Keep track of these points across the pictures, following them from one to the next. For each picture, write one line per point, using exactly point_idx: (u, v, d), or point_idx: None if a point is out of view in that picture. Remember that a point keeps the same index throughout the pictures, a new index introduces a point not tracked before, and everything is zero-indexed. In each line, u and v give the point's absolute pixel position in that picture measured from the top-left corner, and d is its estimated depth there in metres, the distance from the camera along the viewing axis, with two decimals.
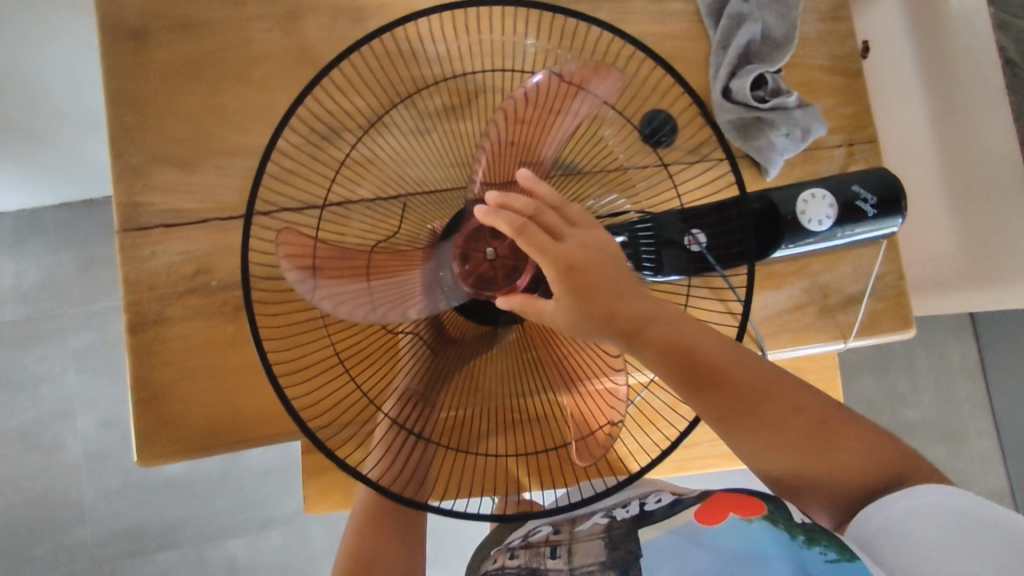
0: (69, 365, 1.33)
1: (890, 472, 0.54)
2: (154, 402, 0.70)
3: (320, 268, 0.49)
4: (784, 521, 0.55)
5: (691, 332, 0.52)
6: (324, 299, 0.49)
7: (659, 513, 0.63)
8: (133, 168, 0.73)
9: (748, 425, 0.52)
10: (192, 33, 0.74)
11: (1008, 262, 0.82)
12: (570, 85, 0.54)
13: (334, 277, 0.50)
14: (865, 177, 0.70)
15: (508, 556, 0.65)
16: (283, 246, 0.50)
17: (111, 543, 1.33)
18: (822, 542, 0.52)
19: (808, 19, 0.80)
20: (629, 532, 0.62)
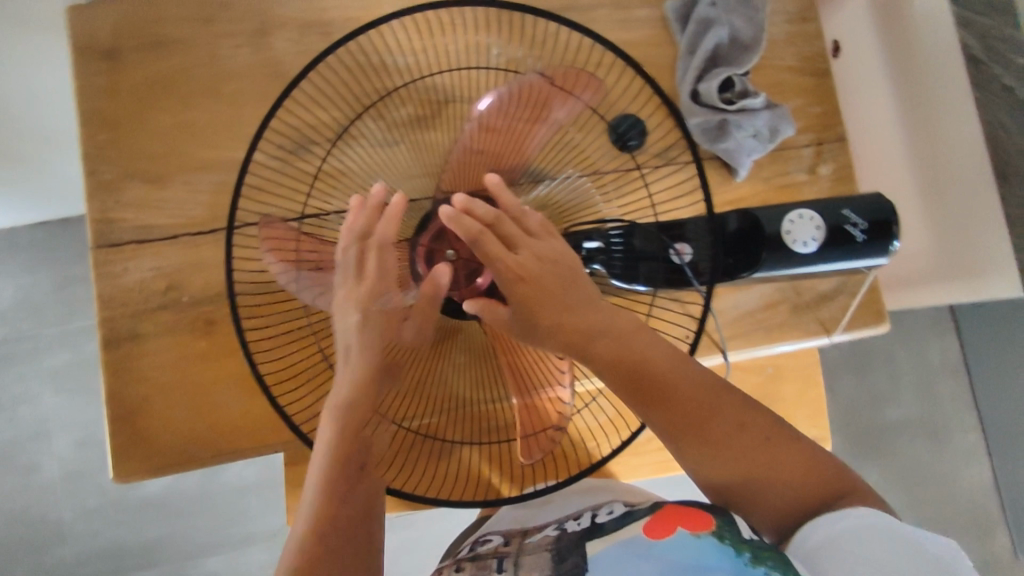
0: (51, 385, 1.33)
1: (826, 490, 0.55)
2: (129, 418, 0.70)
3: (299, 258, 0.56)
4: (731, 537, 0.51)
5: (639, 347, 0.55)
6: (302, 284, 0.57)
7: (609, 525, 0.60)
8: (104, 185, 0.73)
9: (693, 441, 0.55)
10: (161, 50, 0.75)
11: (977, 258, 0.82)
12: (545, 94, 0.55)
13: (311, 267, 0.57)
14: (858, 200, 0.64)
15: (454, 568, 0.63)
16: (268, 234, 0.56)
17: (96, 563, 1.31)
18: (769, 561, 0.48)
19: (775, 21, 0.81)
20: (576, 546, 0.59)
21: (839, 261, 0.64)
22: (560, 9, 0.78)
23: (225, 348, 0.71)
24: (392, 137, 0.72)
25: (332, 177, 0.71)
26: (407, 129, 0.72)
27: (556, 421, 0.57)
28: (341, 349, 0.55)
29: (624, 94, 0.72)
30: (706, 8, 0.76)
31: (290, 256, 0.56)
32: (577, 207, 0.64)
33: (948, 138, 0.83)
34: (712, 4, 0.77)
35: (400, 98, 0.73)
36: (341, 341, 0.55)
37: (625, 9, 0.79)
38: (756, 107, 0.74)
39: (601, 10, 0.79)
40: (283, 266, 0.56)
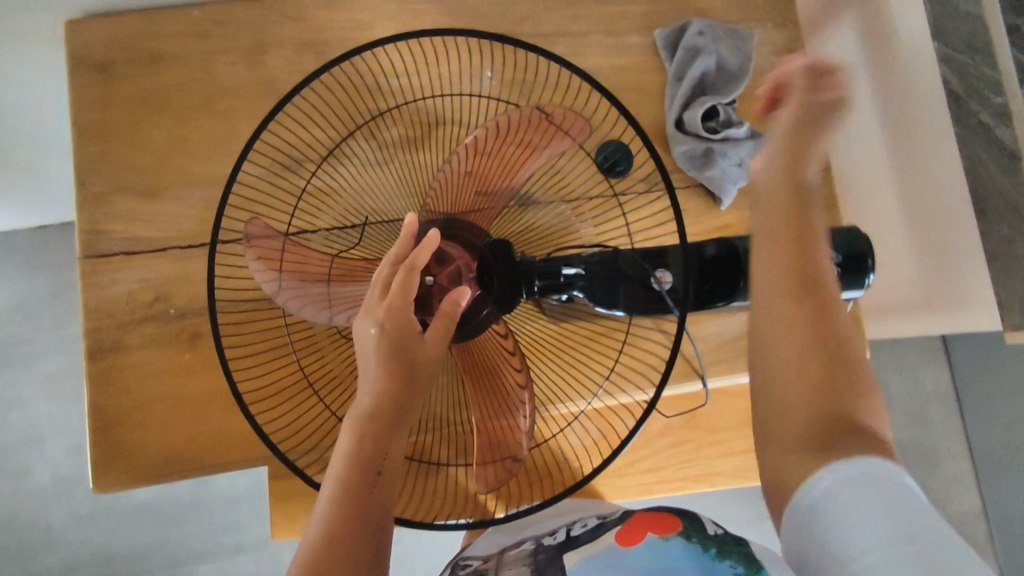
0: (41, 389, 1.33)
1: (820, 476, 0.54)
2: (111, 429, 0.70)
3: (285, 268, 0.57)
4: (698, 535, 0.57)
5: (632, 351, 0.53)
6: (288, 294, 0.57)
7: (584, 537, 0.63)
8: (95, 196, 0.74)
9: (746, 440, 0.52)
10: (157, 65, 0.76)
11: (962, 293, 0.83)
12: (544, 123, 0.56)
13: (295, 275, 0.57)
14: (833, 234, 0.66)
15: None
16: (256, 244, 0.57)
17: (79, 570, 1.31)
18: (732, 556, 0.53)
19: (763, 52, 0.82)
20: (554, 560, 0.61)
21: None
22: (551, 35, 0.80)
23: (210, 361, 0.72)
24: (382, 156, 0.73)
25: (321, 194, 0.72)
26: (396, 150, 0.74)
27: (512, 451, 0.56)
28: (361, 360, 0.53)
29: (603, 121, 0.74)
30: (694, 38, 0.78)
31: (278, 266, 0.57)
32: (561, 231, 0.66)
33: (931, 171, 0.84)
34: (699, 33, 0.78)
35: (393, 119, 0.75)
36: (361, 351, 0.53)
37: (616, 36, 0.80)
38: (741, 137, 0.76)
39: (592, 37, 0.80)
40: (268, 275, 0.57)
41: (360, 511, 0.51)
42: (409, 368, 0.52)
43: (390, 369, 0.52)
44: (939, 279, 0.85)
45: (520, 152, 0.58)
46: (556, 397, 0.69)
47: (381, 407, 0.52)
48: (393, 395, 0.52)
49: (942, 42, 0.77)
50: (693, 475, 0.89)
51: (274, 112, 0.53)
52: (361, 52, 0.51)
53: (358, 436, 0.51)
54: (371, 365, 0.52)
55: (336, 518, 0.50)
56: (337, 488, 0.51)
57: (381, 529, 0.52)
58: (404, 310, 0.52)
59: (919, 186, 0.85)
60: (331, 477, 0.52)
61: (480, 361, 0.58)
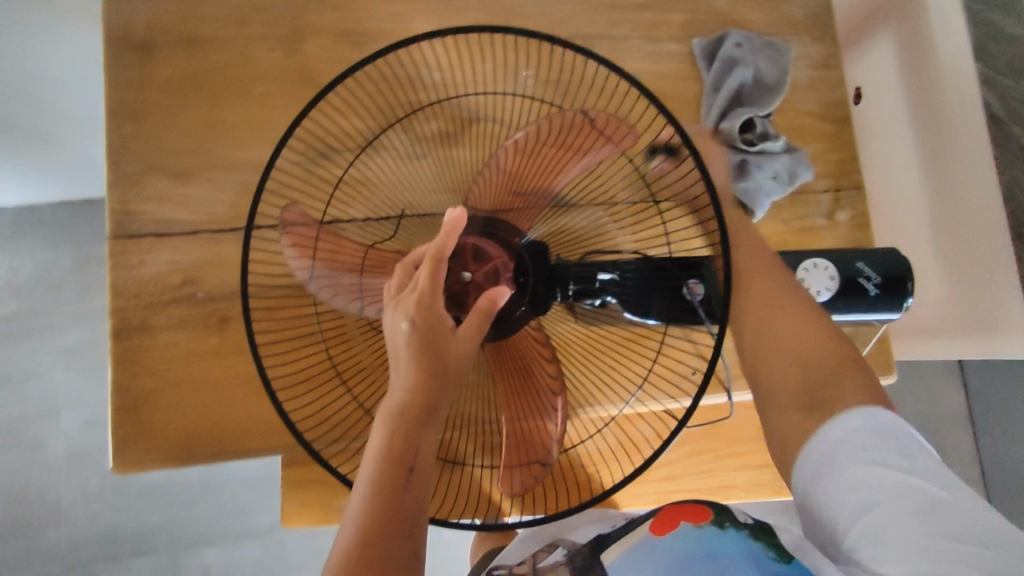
0: (57, 364, 1.34)
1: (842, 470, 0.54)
2: (134, 409, 0.71)
3: (318, 255, 0.58)
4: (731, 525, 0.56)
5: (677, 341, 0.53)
6: (319, 281, 0.58)
7: (616, 534, 0.62)
8: (128, 176, 0.74)
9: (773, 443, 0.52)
10: (196, 48, 0.76)
11: (995, 322, 0.81)
12: (587, 126, 0.56)
13: (329, 264, 0.58)
14: (872, 253, 0.64)
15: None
16: (290, 231, 0.58)
17: (86, 545, 1.32)
18: (765, 541, 0.54)
19: (798, 66, 0.80)
20: (590, 565, 0.59)
21: (854, 312, 0.64)
22: (589, 38, 0.79)
23: (235, 347, 0.72)
24: (417, 149, 0.74)
25: (356, 184, 0.72)
26: (434, 144, 0.75)
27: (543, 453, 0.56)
28: (391, 356, 0.52)
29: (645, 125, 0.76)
30: (731, 48, 0.77)
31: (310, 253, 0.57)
32: (593, 236, 0.64)
33: (966, 194, 0.82)
34: (738, 43, 0.78)
35: (431, 113, 0.76)
36: (390, 345, 0.52)
37: (655, 42, 0.80)
38: (777, 150, 0.75)
39: (630, 41, 0.79)
40: (302, 264, 0.58)
41: (392, 507, 0.51)
42: (442, 363, 0.51)
43: (422, 365, 0.51)
44: (971, 308, 0.83)
45: (565, 152, 0.57)
46: (585, 399, 0.71)
47: (410, 404, 0.50)
48: (424, 392, 0.50)
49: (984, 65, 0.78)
50: (710, 485, 0.88)
51: (318, 99, 0.49)
52: (407, 45, 0.49)
53: (389, 433, 0.51)
54: (401, 361, 0.51)
55: (367, 514, 0.50)
56: (370, 484, 0.51)
57: (410, 526, 0.51)
58: (430, 306, 0.51)
59: (955, 208, 0.84)
60: (362, 474, 0.51)
61: (513, 361, 0.59)
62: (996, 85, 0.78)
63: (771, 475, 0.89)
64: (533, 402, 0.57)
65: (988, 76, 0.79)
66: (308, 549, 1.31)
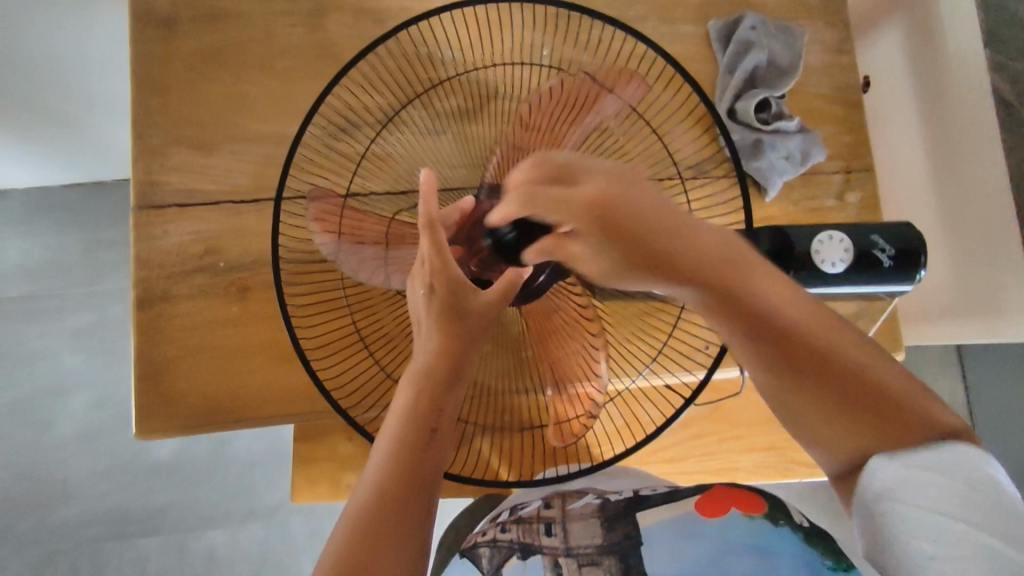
0: (66, 344, 1.34)
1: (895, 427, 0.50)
2: (157, 376, 0.73)
3: (343, 234, 0.60)
4: (785, 520, 0.71)
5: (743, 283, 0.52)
6: (345, 257, 0.61)
7: (656, 498, 0.76)
8: (152, 148, 0.75)
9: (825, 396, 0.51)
10: (220, 23, 0.77)
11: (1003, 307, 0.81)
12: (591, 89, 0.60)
13: (352, 241, 0.61)
14: (886, 227, 0.65)
15: (499, 530, 0.75)
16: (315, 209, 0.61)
17: (93, 524, 1.33)
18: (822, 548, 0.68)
19: (813, 50, 0.82)
20: (626, 515, 0.74)
21: (863, 284, 0.66)
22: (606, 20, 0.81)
23: (256, 316, 0.74)
24: (437, 126, 0.75)
25: (377, 158, 0.73)
26: (452, 120, 0.75)
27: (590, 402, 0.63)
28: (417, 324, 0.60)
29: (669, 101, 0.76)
30: (747, 32, 0.78)
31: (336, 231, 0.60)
32: None
33: (975, 186, 0.83)
34: (753, 27, 0.79)
35: (448, 90, 0.75)
36: (415, 312, 0.60)
37: (671, 24, 0.81)
38: (791, 130, 0.76)
39: (647, 23, 0.81)
40: (327, 241, 0.61)
41: (415, 465, 0.53)
42: (464, 329, 0.57)
43: (442, 328, 0.57)
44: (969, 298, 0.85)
45: (583, 109, 0.60)
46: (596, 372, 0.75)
47: (436, 365, 0.56)
48: (450, 354, 0.57)
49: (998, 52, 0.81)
50: (716, 467, 0.89)
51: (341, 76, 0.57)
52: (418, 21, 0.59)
53: (415, 394, 0.56)
54: (426, 327, 0.58)
55: (391, 473, 0.53)
56: (395, 443, 0.54)
57: (431, 485, 0.54)
58: (443, 273, 0.55)
59: (964, 200, 0.85)
60: (386, 435, 0.55)
61: (550, 322, 0.65)
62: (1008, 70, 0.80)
63: (778, 457, 0.89)
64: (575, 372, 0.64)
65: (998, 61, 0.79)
66: (312, 532, 1.32)
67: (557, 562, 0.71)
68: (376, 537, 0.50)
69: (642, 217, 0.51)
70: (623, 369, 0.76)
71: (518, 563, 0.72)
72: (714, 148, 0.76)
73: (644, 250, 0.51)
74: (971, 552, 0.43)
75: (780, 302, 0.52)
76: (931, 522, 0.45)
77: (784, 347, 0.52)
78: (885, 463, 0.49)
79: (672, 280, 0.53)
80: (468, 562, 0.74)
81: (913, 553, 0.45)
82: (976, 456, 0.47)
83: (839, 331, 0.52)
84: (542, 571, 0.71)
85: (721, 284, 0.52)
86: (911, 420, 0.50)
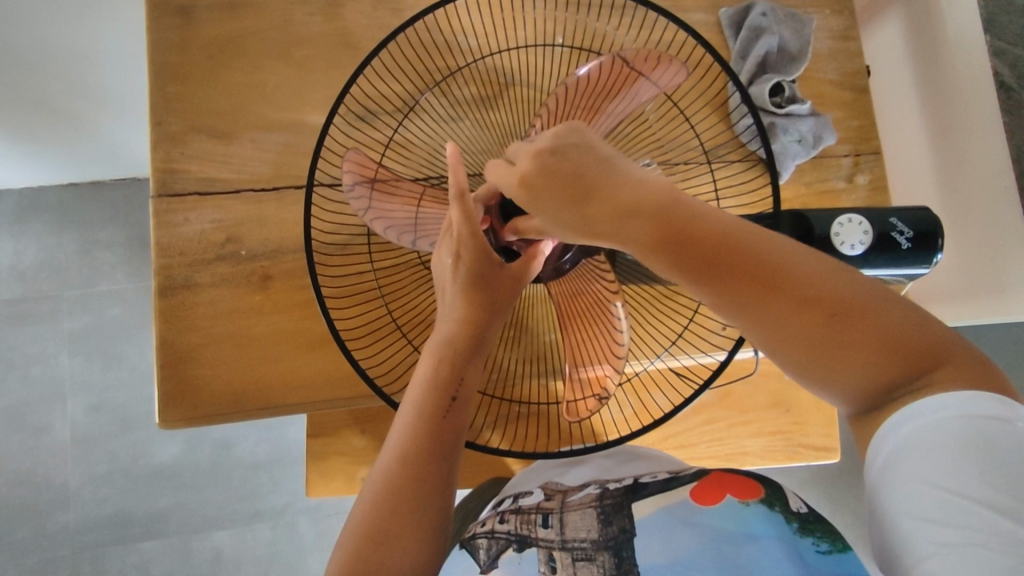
0: (62, 348, 1.32)
1: (916, 367, 0.42)
2: (181, 363, 0.73)
3: (376, 189, 0.63)
4: (780, 505, 0.58)
5: (749, 239, 0.45)
6: (375, 215, 0.63)
7: (655, 486, 0.65)
8: (172, 136, 0.75)
9: (842, 333, 0.42)
10: (238, 11, 0.77)
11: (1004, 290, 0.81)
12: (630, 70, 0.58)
13: (384, 198, 0.63)
14: (904, 212, 0.66)
15: (498, 520, 0.66)
16: (353, 162, 0.62)
17: (94, 529, 1.30)
18: (815, 533, 0.56)
19: (820, 37, 0.84)
20: (621, 507, 0.63)
21: (888, 268, 0.66)
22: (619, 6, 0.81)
23: (278, 304, 0.74)
24: (455, 113, 0.75)
25: (397, 146, 0.74)
26: (471, 108, 0.75)
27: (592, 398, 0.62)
28: (441, 290, 0.61)
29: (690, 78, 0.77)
30: (759, 18, 0.80)
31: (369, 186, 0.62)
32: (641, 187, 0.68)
33: (975, 167, 0.83)
34: (764, 13, 0.80)
35: (464, 77, 0.75)
36: (440, 281, 0.61)
37: (684, 13, 0.83)
38: (804, 113, 0.78)
39: None
40: (361, 199, 0.62)
41: (439, 428, 0.57)
42: (488, 296, 0.59)
43: (466, 296, 0.59)
44: (971, 278, 0.85)
45: (617, 93, 0.60)
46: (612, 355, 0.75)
47: (460, 334, 0.59)
48: (474, 323, 0.59)
49: (994, 36, 0.80)
50: (723, 452, 0.88)
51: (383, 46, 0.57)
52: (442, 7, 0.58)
53: (436, 362, 0.58)
54: (451, 293, 0.60)
55: (413, 438, 0.56)
56: (418, 410, 0.57)
57: (451, 452, 0.57)
58: (471, 243, 0.57)
59: (963, 183, 0.84)
60: (408, 402, 0.58)
61: (569, 303, 0.64)
62: (1007, 55, 0.80)
63: (785, 441, 0.88)
64: (592, 353, 0.62)
65: (998, 47, 0.80)
66: (321, 532, 1.31)
67: (551, 555, 0.60)
68: (399, 500, 0.54)
69: (581, 163, 0.49)
70: (637, 351, 0.75)
71: (513, 553, 0.61)
72: (730, 136, 0.77)
73: (586, 204, 0.48)
74: (984, 535, 0.36)
75: (757, 243, 0.44)
76: (937, 498, 0.38)
77: (778, 299, 0.43)
78: (894, 425, 0.42)
79: (629, 241, 0.46)
80: (466, 554, 0.63)
81: (920, 538, 0.39)
82: (985, 402, 0.39)
83: (842, 277, 0.43)
84: (537, 566, 0.60)
85: (677, 232, 0.45)
86: (931, 351, 0.42)
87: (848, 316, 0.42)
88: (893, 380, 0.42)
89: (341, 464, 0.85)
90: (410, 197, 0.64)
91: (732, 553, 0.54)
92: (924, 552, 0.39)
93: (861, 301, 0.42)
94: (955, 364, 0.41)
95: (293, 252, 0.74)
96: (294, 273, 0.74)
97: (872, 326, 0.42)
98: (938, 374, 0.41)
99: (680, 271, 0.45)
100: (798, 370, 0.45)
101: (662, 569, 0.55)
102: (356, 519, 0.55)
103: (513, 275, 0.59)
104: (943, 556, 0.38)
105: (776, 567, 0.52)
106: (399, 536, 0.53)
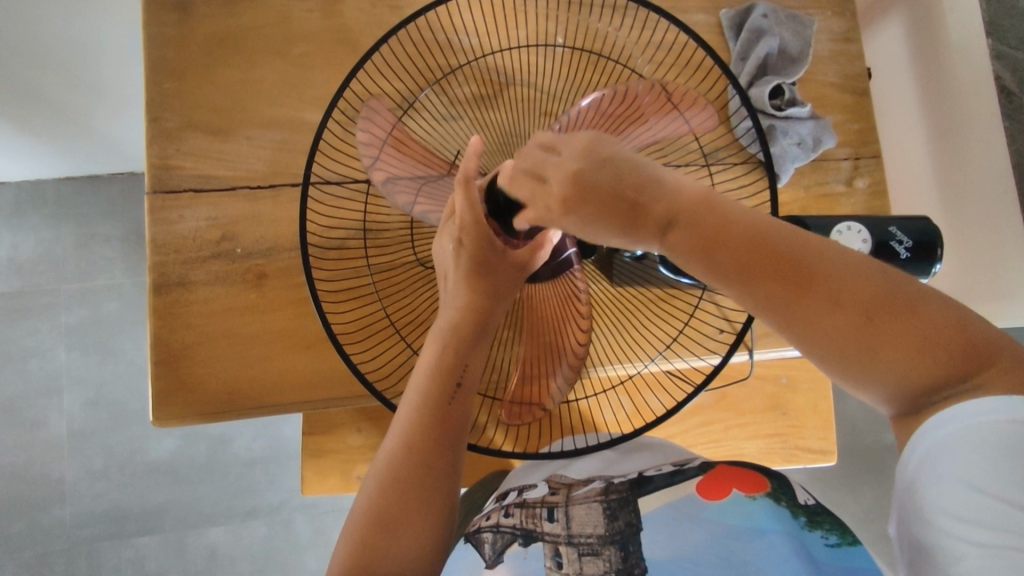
0: (59, 341, 1.32)
1: (949, 367, 0.41)
2: (175, 362, 0.73)
3: (388, 145, 0.63)
4: (786, 500, 0.59)
5: (781, 233, 0.44)
6: (379, 168, 0.62)
7: (659, 480, 0.65)
8: (168, 132, 0.75)
9: (884, 335, 0.41)
10: (234, 7, 0.76)
11: (1006, 292, 0.80)
12: (668, 101, 0.60)
13: (397, 156, 0.63)
14: (903, 220, 0.66)
15: (503, 514, 0.64)
16: (365, 120, 0.63)
17: (90, 524, 1.30)
18: (823, 525, 0.57)
19: (821, 38, 0.84)
20: (627, 502, 0.63)
21: None
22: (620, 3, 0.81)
23: (274, 303, 0.74)
24: (453, 112, 0.75)
25: None
26: (468, 107, 0.75)
27: (543, 402, 0.64)
28: (444, 275, 0.62)
29: (688, 71, 0.77)
30: (759, 19, 0.79)
31: (380, 139, 0.63)
32: None
33: (972, 169, 0.82)
34: (765, 15, 0.80)
35: (463, 75, 0.75)
36: (443, 263, 0.61)
37: (683, 15, 0.82)
38: (802, 116, 0.77)
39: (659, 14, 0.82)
40: (371, 149, 0.63)
41: (442, 418, 0.57)
42: (490, 282, 0.59)
43: (468, 283, 0.59)
44: (971, 280, 0.84)
45: (635, 120, 0.59)
46: (608, 357, 0.75)
47: (462, 320, 0.59)
48: (476, 308, 0.59)
49: (999, 40, 0.79)
50: (720, 454, 0.87)
51: (387, 38, 0.56)
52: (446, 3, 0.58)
53: (442, 348, 0.58)
54: (454, 281, 0.60)
55: (416, 432, 0.56)
56: (423, 398, 0.57)
57: (455, 442, 0.57)
58: (473, 226, 0.56)
59: (960, 183, 0.84)
60: (414, 390, 0.58)
61: (564, 305, 0.63)
62: (1009, 59, 0.79)
63: (781, 444, 0.87)
64: (549, 354, 0.63)
65: (1000, 51, 0.79)
66: (315, 529, 1.30)
67: (557, 550, 0.60)
68: (405, 487, 0.55)
69: (619, 173, 0.46)
70: (634, 354, 0.75)
71: (518, 548, 0.61)
72: (730, 138, 0.77)
73: (625, 211, 0.46)
74: (1022, 538, 0.37)
75: (790, 246, 0.44)
76: (975, 500, 0.39)
77: (813, 305, 0.42)
78: (929, 429, 0.42)
79: (667, 246, 0.47)
80: (470, 549, 0.63)
81: (952, 536, 0.40)
82: (1019, 405, 0.39)
83: (883, 278, 0.42)
84: (543, 561, 0.59)
85: (709, 234, 0.45)
86: (967, 355, 0.40)
87: (886, 318, 0.41)
88: (923, 385, 0.42)
89: (336, 462, 0.85)
90: (417, 163, 0.63)
91: (737, 549, 0.55)
92: (958, 551, 0.39)
93: (893, 297, 0.41)
94: (998, 368, 0.40)
95: (287, 251, 0.74)
96: (289, 271, 0.74)
97: (905, 326, 0.41)
98: (987, 377, 0.40)
99: (715, 273, 0.45)
100: (836, 370, 0.44)
101: (669, 564, 0.56)
102: (359, 507, 0.55)
103: (516, 261, 0.59)
104: (980, 557, 0.38)
105: (784, 561, 0.53)
106: (405, 525, 0.54)
